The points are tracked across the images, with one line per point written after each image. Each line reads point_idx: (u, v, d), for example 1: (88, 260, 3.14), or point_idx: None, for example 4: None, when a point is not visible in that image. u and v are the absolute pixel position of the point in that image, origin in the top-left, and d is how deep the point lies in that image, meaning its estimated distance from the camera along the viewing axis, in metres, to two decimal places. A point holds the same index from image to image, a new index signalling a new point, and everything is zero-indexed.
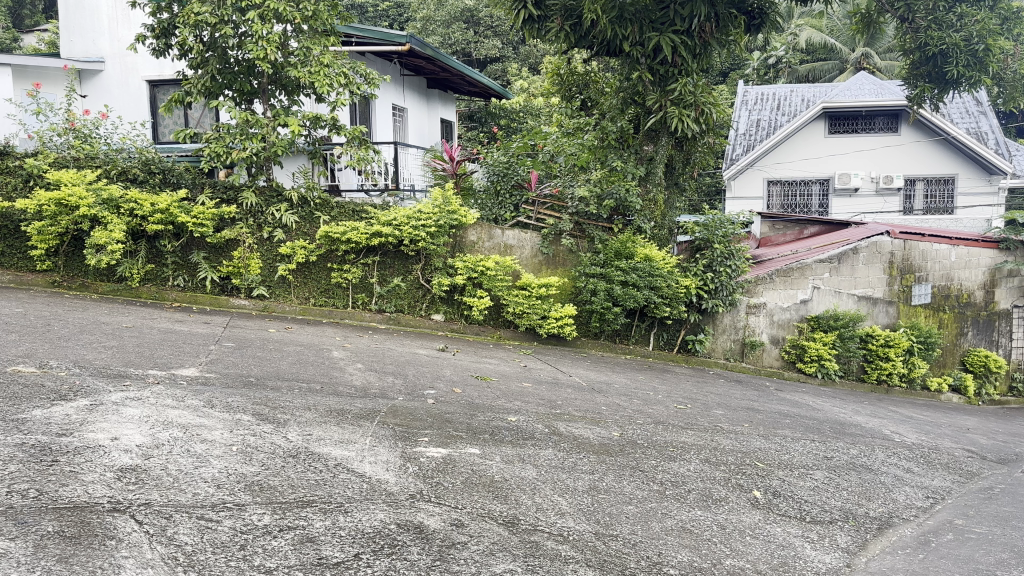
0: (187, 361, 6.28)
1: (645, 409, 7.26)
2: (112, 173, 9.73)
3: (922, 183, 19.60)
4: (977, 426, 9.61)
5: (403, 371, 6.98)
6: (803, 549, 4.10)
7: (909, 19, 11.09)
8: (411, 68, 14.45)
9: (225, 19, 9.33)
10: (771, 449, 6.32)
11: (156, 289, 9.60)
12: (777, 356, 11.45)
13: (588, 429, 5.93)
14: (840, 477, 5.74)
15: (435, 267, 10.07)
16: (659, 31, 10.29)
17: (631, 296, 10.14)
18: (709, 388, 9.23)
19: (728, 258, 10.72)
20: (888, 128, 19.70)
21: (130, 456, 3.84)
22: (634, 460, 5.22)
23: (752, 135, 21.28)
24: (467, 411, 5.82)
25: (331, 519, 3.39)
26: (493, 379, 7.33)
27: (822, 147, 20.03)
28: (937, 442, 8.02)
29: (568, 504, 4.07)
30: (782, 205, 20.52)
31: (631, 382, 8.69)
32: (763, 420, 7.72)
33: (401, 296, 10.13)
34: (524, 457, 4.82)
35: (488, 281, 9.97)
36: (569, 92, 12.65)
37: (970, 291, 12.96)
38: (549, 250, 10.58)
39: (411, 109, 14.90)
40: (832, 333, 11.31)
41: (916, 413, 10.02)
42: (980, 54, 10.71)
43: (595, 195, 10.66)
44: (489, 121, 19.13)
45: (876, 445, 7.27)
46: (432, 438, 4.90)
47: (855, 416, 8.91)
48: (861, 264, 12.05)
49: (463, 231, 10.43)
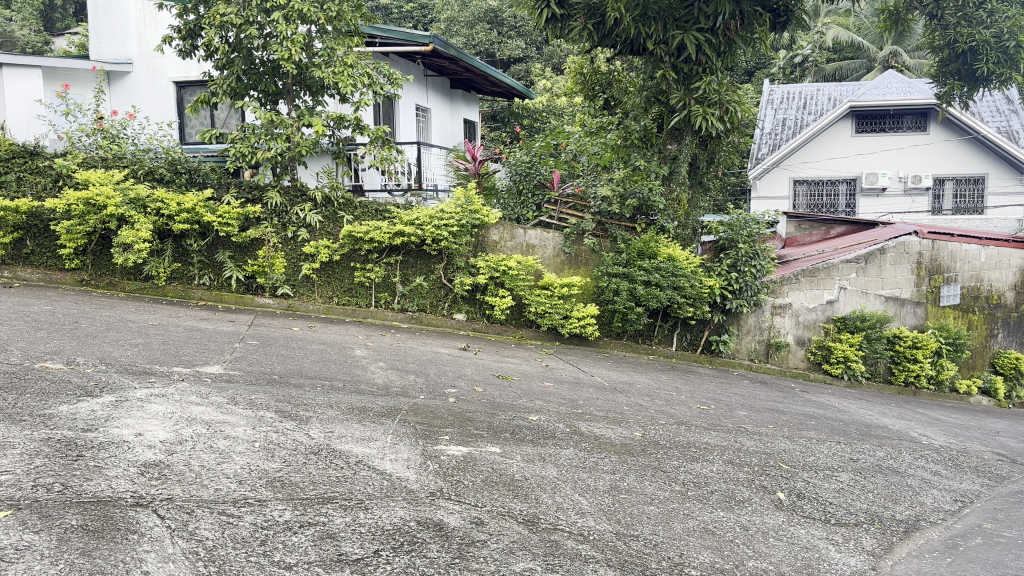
0: (211, 358, 6.35)
1: (668, 409, 7.21)
2: (139, 173, 9.85)
3: (951, 182, 19.28)
4: (1007, 429, 9.42)
5: (425, 370, 6.99)
6: (828, 551, 4.04)
7: (937, 16, 10.90)
8: (434, 68, 14.48)
9: (249, 20, 9.41)
10: (795, 451, 6.24)
11: (182, 288, 9.72)
12: (803, 357, 11.33)
13: (610, 429, 5.91)
14: (866, 479, 5.66)
15: (458, 267, 10.11)
16: (684, 28, 10.22)
17: (654, 296, 10.07)
18: (732, 389, 9.14)
19: (753, 258, 10.62)
20: (917, 127, 19.37)
21: (154, 452, 3.88)
22: (656, 461, 5.18)
23: (778, 134, 21.09)
24: (488, 410, 5.82)
25: (351, 516, 3.40)
26: (515, 378, 7.33)
27: (849, 146, 19.79)
28: (966, 445, 7.86)
29: (589, 504, 4.05)
30: (808, 205, 20.30)
31: (653, 382, 8.63)
32: (788, 421, 7.63)
33: (424, 295, 10.16)
34: (544, 456, 4.81)
35: (510, 280, 9.95)
36: (592, 91, 12.60)
37: (1001, 292, 12.76)
38: (572, 250, 10.53)
39: (434, 109, 14.96)
40: (858, 334, 11.14)
41: (943, 415, 9.85)
42: (1011, 51, 10.47)
43: (618, 195, 10.63)
44: (512, 121, 19.15)
45: (904, 447, 7.14)
46: (453, 436, 4.90)
47: (881, 418, 8.78)
48: (888, 265, 11.85)
49: (486, 230, 10.43)
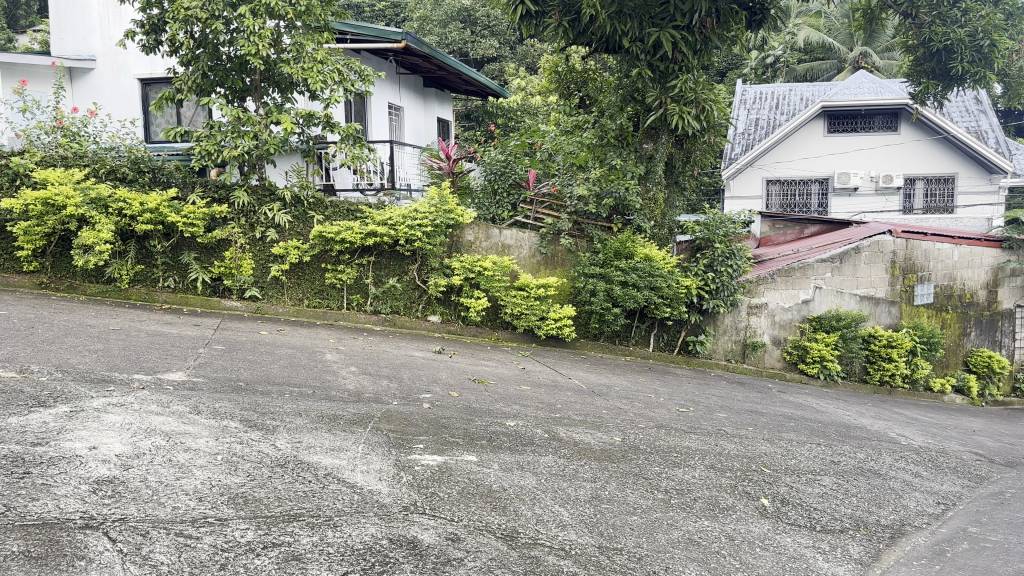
0: (174, 365, 6.09)
1: (647, 412, 7.07)
2: (101, 172, 9.51)
3: (922, 182, 19.46)
4: (984, 428, 9.43)
5: (398, 375, 6.78)
6: (815, 561, 3.92)
7: (913, 15, 10.89)
8: (407, 66, 14.27)
9: (215, 15, 9.12)
10: (776, 454, 6.14)
11: (146, 291, 9.40)
12: (779, 357, 11.27)
13: (589, 434, 5.75)
14: (849, 483, 5.57)
15: (432, 268, 9.90)
16: (660, 26, 10.11)
17: (631, 297, 9.92)
18: (710, 391, 9.04)
19: (729, 257, 10.55)
20: (889, 127, 19.52)
21: (108, 467, 3.65)
22: (637, 467, 5.04)
23: (751, 134, 21.15)
24: (464, 416, 5.64)
25: (318, 534, 3.20)
26: (491, 382, 7.15)
27: (822, 146, 19.88)
28: (945, 445, 7.83)
29: (569, 516, 3.89)
30: (781, 204, 20.37)
31: (631, 384, 8.50)
32: (767, 423, 7.54)
33: (398, 297, 9.95)
34: (523, 465, 4.64)
35: (485, 281, 9.76)
36: (568, 89, 12.47)
37: (973, 291, 12.78)
38: (548, 250, 10.40)
39: (408, 107, 14.74)
40: (834, 333, 11.13)
41: (920, 415, 9.84)
42: (985, 49, 10.58)
43: (594, 194, 10.50)
44: (487, 120, 18.98)
45: (883, 448, 7.08)
46: (429, 445, 4.72)
47: (859, 418, 8.74)
48: (863, 264, 11.88)
49: (460, 231, 10.24)
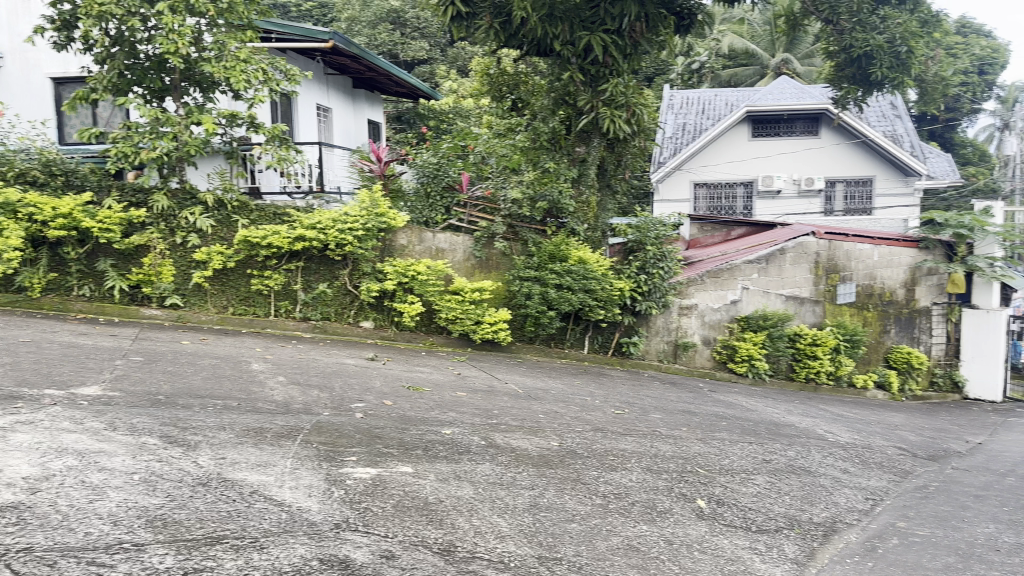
0: (89, 378, 5.75)
1: (583, 415, 7.05)
2: (8, 175, 8.97)
3: (842, 184, 20.16)
4: (904, 423, 9.78)
5: (330, 384, 6.58)
6: (752, 562, 3.93)
7: (833, 21, 11.16)
8: (335, 66, 13.98)
9: (132, 11, 8.71)
10: (711, 454, 6.19)
11: (60, 300, 8.91)
12: (709, 357, 11.50)
13: (526, 440, 5.69)
14: (781, 481, 5.65)
15: (364, 273, 9.67)
16: (591, 30, 10.18)
17: (566, 300, 9.96)
18: (645, 392, 9.11)
19: (661, 259, 10.67)
20: (809, 131, 20.19)
21: (12, 491, 3.38)
22: (575, 472, 4.99)
23: (679, 138, 21.53)
24: (399, 425, 5.49)
25: (244, 557, 3.02)
26: (426, 389, 7.01)
27: (747, 150, 20.43)
28: (870, 440, 8.07)
29: (507, 526, 3.80)
30: (709, 207, 20.77)
31: (567, 387, 8.48)
32: (700, 423, 7.63)
33: (328, 303, 9.68)
34: (459, 474, 4.52)
35: (419, 285, 9.59)
36: (500, 92, 12.41)
37: (892, 289, 13.06)
38: (482, 254, 10.31)
39: (336, 108, 14.43)
40: (761, 333, 11.41)
41: (844, 411, 10.15)
42: (903, 55, 11.03)
43: (528, 197, 10.45)
44: (418, 123, 18.80)
45: (812, 445, 7.25)
46: (361, 457, 4.56)
47: (787, 415, 8.94)
48: (788, 264, 12.20)
49: (393, 235, 10.04)
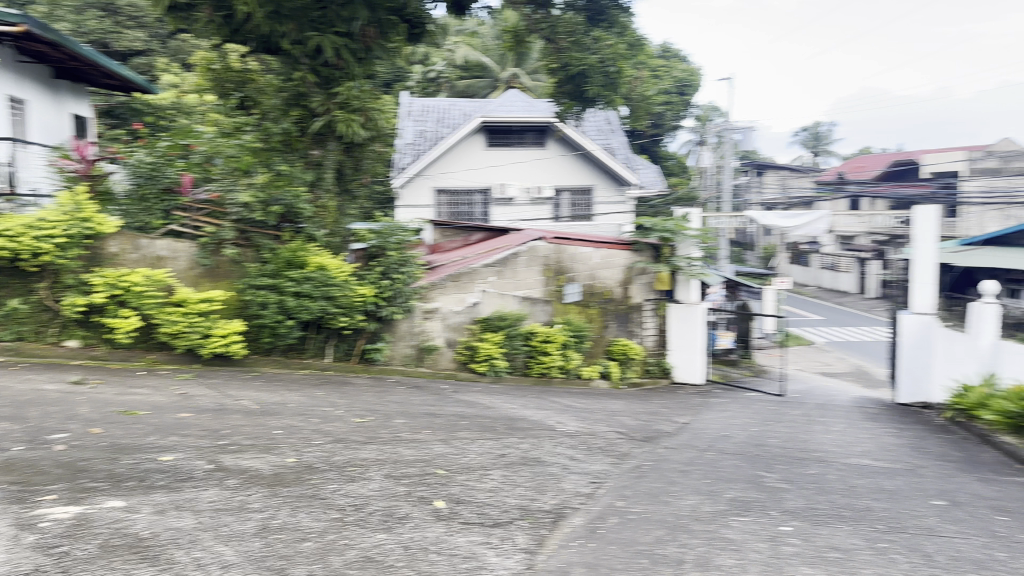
0: None
1: (323, 427, 6.85)
2: None
3: (568, 193, 21.82)
4: (624, 409, 10.78)
5: (21, 415, 5.71)
6: (487, 557, 4.06)
7: (552, 39, 12.03)
8: (32, 54, 12.27)
9: None
10: (450, 455, 6.32)
11: None
12: (451, 359, 11.91)
13: (259, 458, 5.37)
14: (516, 474, 5.93)
15: (66, 285, 8.83)
16: (320, 31, 9.89)
17: (305, 308, 9.62)
18: (388, 397, 9.09)
19: (403, 265, 10.66)
20: (538, 143, 21.60)
21: None
22: (311, 487, 4.80)
23: (418, 145, 21.77)
24: (108, 456, 4.90)
25: None
26: (144, 412, 6.35)
27: (482, 158, 21.33)
28: (594, 427, 8.77)
29: (233, 554, 3.60)
30: (449, 213, 21.28)
31: (307, 399, 8.18)
32: (442, 424, 7.77)
33: (25, 321, 8.70)
34: (180, 504, 4.14)
35: (135, 297, 8.76)
36: (226, 89, 11.79)
37: (610, 288, 14.29)
38: (208, 262, 9.67)
39: (32, 101, 12.57)
40: (499, 332, 12.10)
41: (573, 402, 10.93)
42: (611, 75, 12.16)
43: (260, 201, 9.93)
44: (134, 120, 17.12)
45: (545, 436, 7.71)
46: (62, 495, 4.12)
47: (523, 410, 9.42)
48: (521, 268, 12.98)
49: (102, 242, 9.27)
